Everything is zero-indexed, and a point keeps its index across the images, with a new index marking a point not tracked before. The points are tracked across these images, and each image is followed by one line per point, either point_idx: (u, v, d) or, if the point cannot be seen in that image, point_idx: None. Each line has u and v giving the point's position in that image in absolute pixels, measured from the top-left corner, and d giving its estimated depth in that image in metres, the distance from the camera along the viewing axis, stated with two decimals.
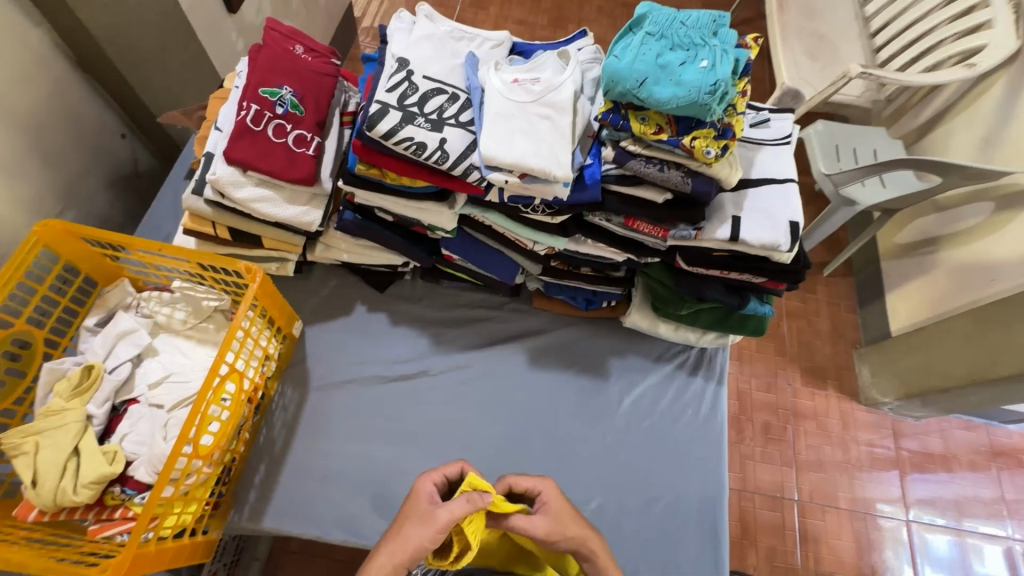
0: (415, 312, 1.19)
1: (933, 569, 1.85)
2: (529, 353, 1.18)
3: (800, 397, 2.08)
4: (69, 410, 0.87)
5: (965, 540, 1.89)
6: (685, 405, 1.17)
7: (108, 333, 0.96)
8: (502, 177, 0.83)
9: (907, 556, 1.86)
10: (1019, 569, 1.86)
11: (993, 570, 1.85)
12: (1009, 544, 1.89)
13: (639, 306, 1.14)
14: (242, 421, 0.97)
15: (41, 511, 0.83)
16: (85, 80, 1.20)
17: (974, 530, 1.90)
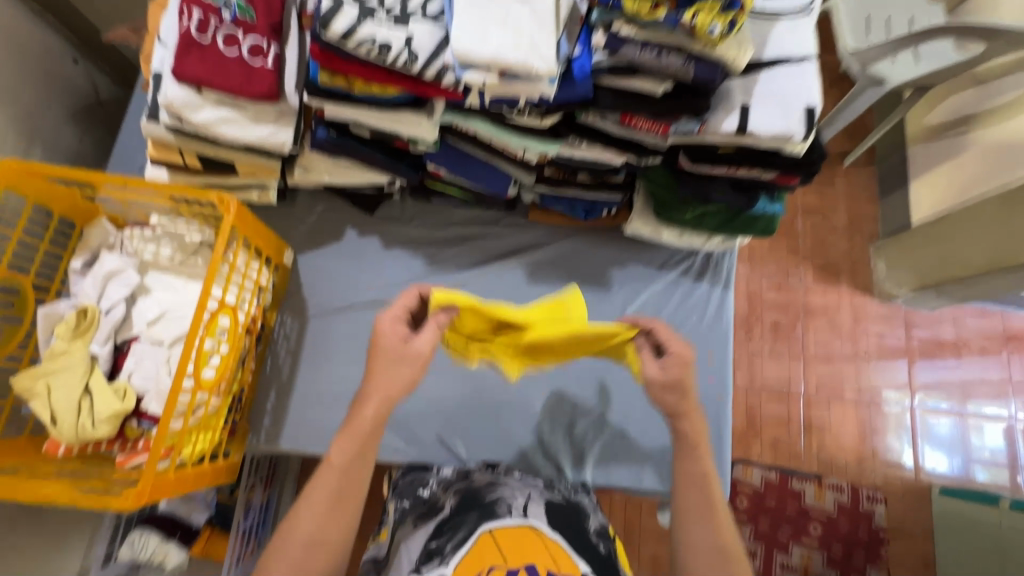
0: (408, 234, 1.15)
1: (934, 449, 1.92)
2: (527, 268, 1.15)
3: (811, 294, 2.05)
4: (73, 352, 0.89)
5: (968, 421, 1.93)
6: (689, 310, 1.14)
7: (97, 274, 0.95)
8: (479, 78, 0.74)
9: (908, 438, 1.93)
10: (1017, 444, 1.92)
11: (990, 444, 1.92)
12: (1011, 424, 1.93)
13: (641, 212, 1.08)
14: (244, 352, 0.98)
15: (68, 445, 0.88)
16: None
17: (979, 410, 1.94)
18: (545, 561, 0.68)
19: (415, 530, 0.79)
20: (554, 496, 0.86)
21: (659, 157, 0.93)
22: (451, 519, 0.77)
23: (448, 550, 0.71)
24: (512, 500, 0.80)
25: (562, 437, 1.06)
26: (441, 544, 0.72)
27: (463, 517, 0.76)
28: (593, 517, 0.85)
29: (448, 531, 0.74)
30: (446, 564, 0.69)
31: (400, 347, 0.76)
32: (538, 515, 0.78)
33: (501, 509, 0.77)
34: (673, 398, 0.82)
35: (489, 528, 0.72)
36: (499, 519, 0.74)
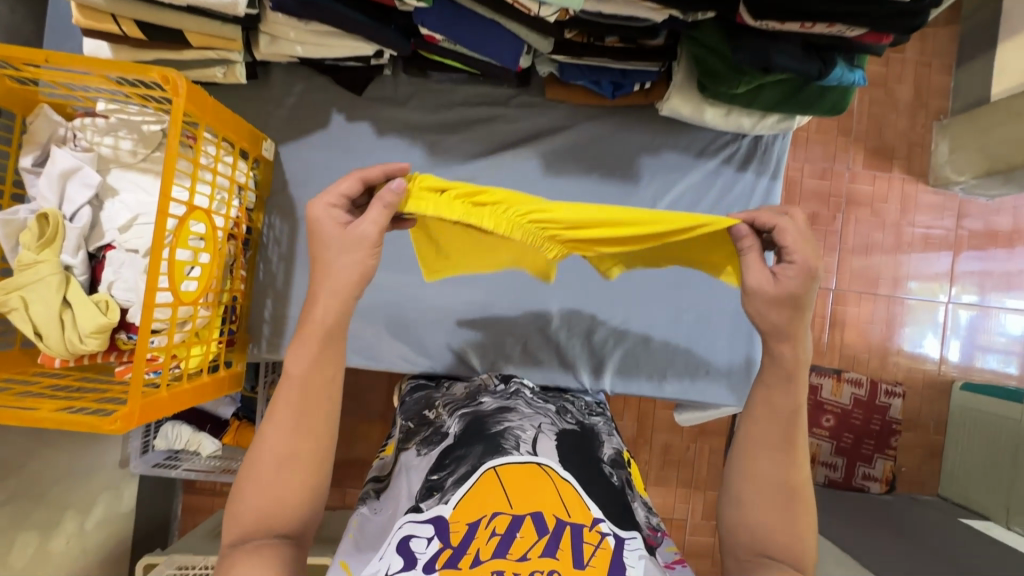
0: (404, 118, 0.99)
1: (961, 343, 1.86)
2: (543, 158, 1.00)
3: (857, 181, 1.85)
4: (43, 264, 0.80)
5: (991, 313, 1.86)
6: (729, 205, 1.00)
7: (50, 174, 0.82)
8: None
9: (936, 332, 1.85)
10: None
11: (1015, 329, 1.86)
12: None
13: (682, 87, 0.89)
14: (230, 259, 0.88)
15: (63, 358, 0.83)
16: None
17: (1005, 304, 1.86)
18: (553, 508, 0.64)
19: (418, 456, 0.77)
20: (565, 424, 0.83)
21: (711, 11, 0.74)
22: (454, 450, 0.74)
23: (448, 486, 0.68)
24: (521, 433, 0.75)
25: (581, 345, 1.00)
26: (442, 478, 0.70)
27: (467, 451, 0.73)
28: (606, 444, 0.83)
29: (450, 465, 0.72)
30: (445, 501, 0.67)
31: (334, 232, 0.68)
32: (548, 453, 0.73)
33: (508, 443, 0.73)
34: (781, 314, 0.70)
35: (493, 467, 0.69)
36: (504, 456, 0.70)
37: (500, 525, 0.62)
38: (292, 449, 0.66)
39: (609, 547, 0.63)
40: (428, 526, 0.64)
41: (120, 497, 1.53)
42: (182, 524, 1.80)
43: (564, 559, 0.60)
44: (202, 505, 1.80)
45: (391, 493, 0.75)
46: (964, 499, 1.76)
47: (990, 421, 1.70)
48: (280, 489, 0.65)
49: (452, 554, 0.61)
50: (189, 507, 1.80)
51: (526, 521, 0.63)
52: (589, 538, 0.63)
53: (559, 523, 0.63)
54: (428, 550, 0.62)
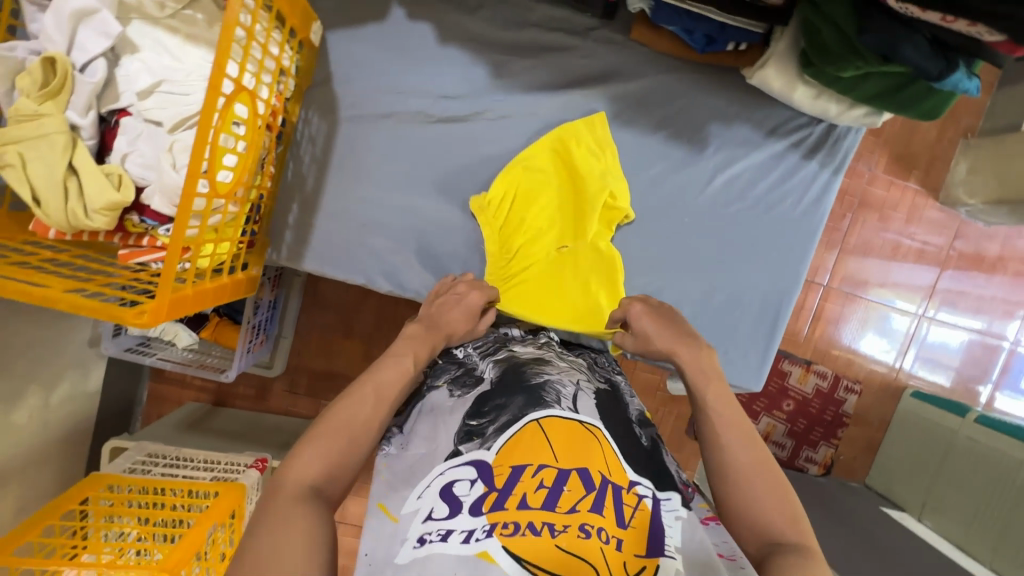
0: (471, 28, 0.88)
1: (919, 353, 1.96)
2: (612, 105, 0.93)
3: (874, 185, 1.86)
4: (46, 118, 0.68)
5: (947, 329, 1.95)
6: (786, 193, 0.98)
7: (57, 10, 0.68)
8: None
9: (901, 341, 1.94)
10: (992, 362, 1.98)
11: (957, 345, 1.96)
12: (994, 343, 1.97)
13: (782, 58, 0.83)
14: (264, 151, 0.80)
15: (59, 231, 0.74)
16: None
17: (959, 321, 1.95)
18: (598, 465, 0.64)
19: (451, 398, 0.75)
20: (598, 383, 0.82)
21: None
22: (493, 398, 0.72)
23: (489, 433, 0.67)
24: (561, 388, 0.74)
25: None
26: (483, 425, 0.69)
27: (508, 400, 0.71)
28: (631, 404, 0.82)
29: (490, 412, 0.70)
30: (487, 448, 0.66)
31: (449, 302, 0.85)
32: (588, 411, 0.72)
33: (550, 397, 0.71)
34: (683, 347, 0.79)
35: (537, 419, 0.67)
36: (546, 409, 0.69)
37: (548, 477, 0.62)
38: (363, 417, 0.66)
39: (647, 508, 0.63)
40: (470, 469, 0.64)
41: (86, 377, 1.46)
42: (145, 413, 1.75)
43: (609, 516, 0.61)
44: (168, 396, 1.75)
45: (417, 431, 0.72)
46: (887, 491, 1.90)
47: (928, 426, 1.81)
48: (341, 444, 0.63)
49: (497, 498, 0.61)
50: (154, 395, 1.75)
51: (571, 475, 0.63)
52: (627, 500, 0.63)
53: (602, 482, 0.63)
54: (473, 492, 0.62)
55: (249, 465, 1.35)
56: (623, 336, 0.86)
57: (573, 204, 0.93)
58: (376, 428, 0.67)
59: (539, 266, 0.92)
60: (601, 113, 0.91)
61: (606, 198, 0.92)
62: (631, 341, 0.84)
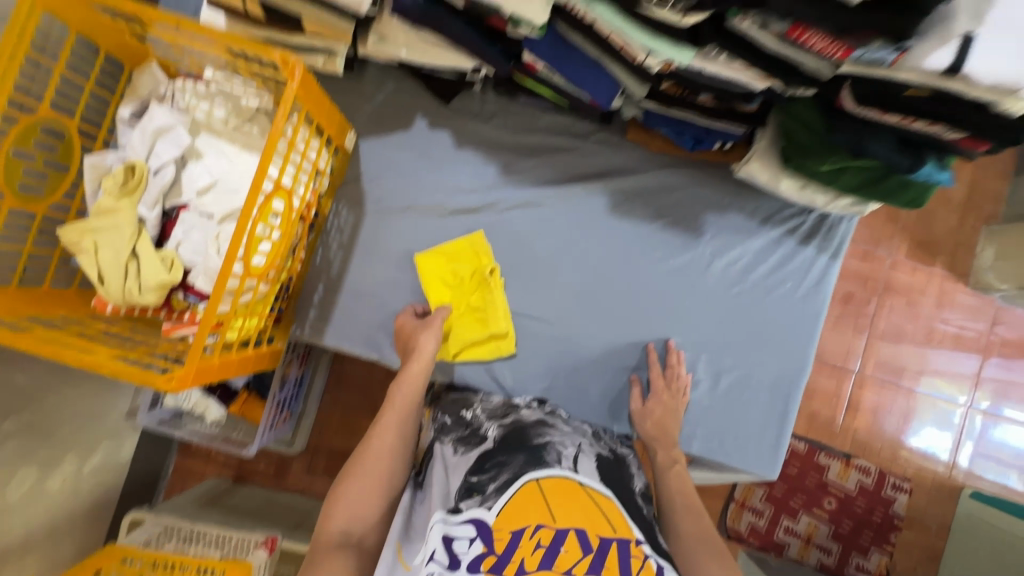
0: (485, 134, 1.01)
1: (973, 446, 1.81)
2: (612, 197, 1.01)
3: (897, 270, 1.84)
4: (120, 212, 0.82)
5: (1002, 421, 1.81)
6: (785, 276, 1.01)
7: (144, 128, 0.85)
8: None
9: (952, 430, 1.81)
10: None
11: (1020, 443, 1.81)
12: None
13: (764, 153, 0.90)
14: (296, 240, 0.90)
15: (115, 306, 0.84)
16: None
17: (1015, 415, 1.82)
18: (598, 526, 0.65)
19: (456, 454, 0.78)
20: (602, 449, 0.82)
21: (812, 88, 0.76)
22: (495, 456, 0.74)
23: (490, 491, 0.68)
24: (562, 448, 0.75)
25: (619, 386, 1.01)
26: (483, 481, 0.70)
27: (509, 459, 0.73)
28: (637, 476, 0.82)
29: (491, 470, 0.72)
30: (487, 507, 0.66)
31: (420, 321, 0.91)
32: (588, 472, 0.73)
33: (550, 456, 0.73)
34: (648, 427, 0.94)
35: (535, 478, 0.68)
36: (546, 469, 0.70)
37: (545, 538, 0.62)
38: (380, 462, 0.74)
39: (652, 568, 0.63)
40: (469, 527, 0.65)
41: (120, 447, 1.53)
42: (169, 486, 1.78)
43: None
44: (192, 470, 1.79)
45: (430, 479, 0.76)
46: None
47: (997, 536, 1.61)
48: (364, 485, 0.72)
49: (496, 561, 0.61)
50: (179, 470, 1.79)
51: (569, 535, 0.63)
52: (634, 554, 0.63)
53: (603, 541, 0.63)
54: (471, 550, 0.62)
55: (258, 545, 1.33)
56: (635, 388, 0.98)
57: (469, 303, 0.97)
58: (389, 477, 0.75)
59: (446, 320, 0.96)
60: (479, 231, 0.98)
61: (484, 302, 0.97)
62: (638, 402, 0.96)
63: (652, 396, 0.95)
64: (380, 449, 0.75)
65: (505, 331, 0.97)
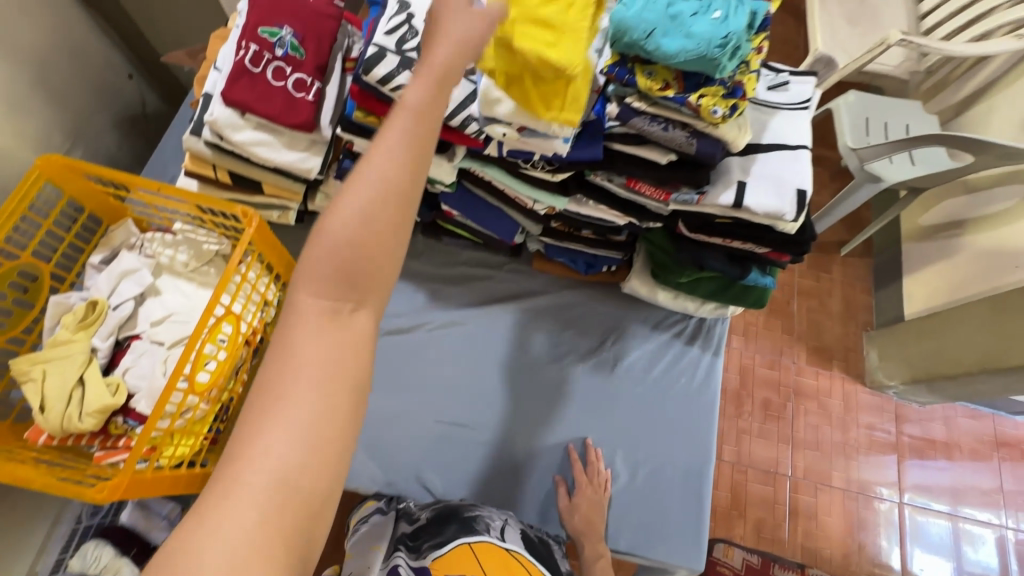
0: (414, 267, 1.19)
1: (924, 553, 1.63)
2: (525, 314, 1.19)
3: (803, 375, 1.81)
4: (75, 342, 0.91)
5: (960, 525, 1.66)
6: (679, 372, 1.16)
7: (112, 272, 0.98)
8: (500, 130, 0.82)
9: (896, 538, 1.65)
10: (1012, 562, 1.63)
11: (985, 559, 1.63)
12: (1001, 533, 1.66)
13: (639, 271, 1.14)
14: (240, 362, 1.00)
15: (50, 435, 0.87)
16: (99, 29, 1.18)
17: (968, 514, 1.67)
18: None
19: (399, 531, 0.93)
20: (529, 529, 0.96)
21: (658, 222, 1.00)
22: (432, 529, 0.89)
23: (424, 549, 0.84)
24: (491, 520, 0.90)
25: (547, 488, 1.07)
26: (418, 545, 0.85)
27: (443, 528, 0.88)
28: (561, 560, 0.94)
29: (427, 536, 0.88)
30: (420, 559, 0.81)
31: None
32: (512, 539, 0.87)
33: (480, 526, 0.87)
34: (576, 520, 1.00)
35: (468, 542, 0.82)
36: (477, 534, 0.85)
37: None
38: (379, 228, 0.47)
39: None
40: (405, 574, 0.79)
41: None
42: None
43: None
44: None
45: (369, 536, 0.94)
46: None
47: None
48: (374, 244, 0.47)
49: None
50: None
51: None
52: None
53: None
54: None
55: None
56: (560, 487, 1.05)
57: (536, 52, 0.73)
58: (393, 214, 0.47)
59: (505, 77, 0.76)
60: None
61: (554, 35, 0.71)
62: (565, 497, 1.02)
63: (577, 491, 1.02)
64: (369, 201, 0.47)
65: (577, 75, 0.72)
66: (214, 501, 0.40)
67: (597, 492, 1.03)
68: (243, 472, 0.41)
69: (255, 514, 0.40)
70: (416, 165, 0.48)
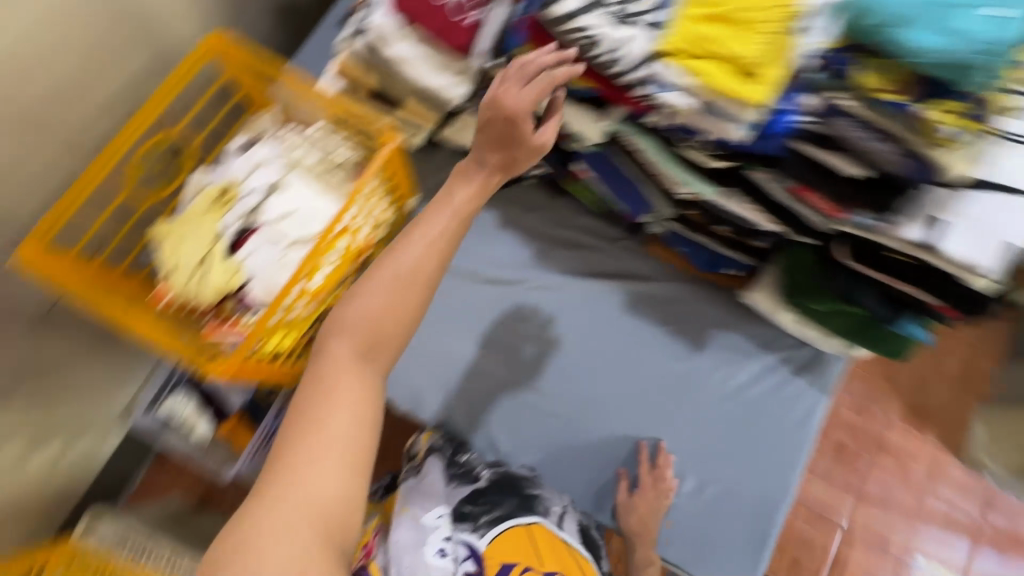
0: (526, 221, 1.15)
1: None
2: (627, 297, 1.12)
3: (890, 430, 1.58)
4: (205, 219, 0.96)
5: None
6: (776, 401, 1.07)
7: (249, 159, 1.01)
8: (680, 101, 0.73)
9: None
10: None
11: None
12: None
13: (767, 285, 1.03)
14: (345, 276, 1.01)
15: (172, 300, 0.93)
16: None
17: None
18: (566, 564, 0.96)
19: (451, 485, 1.01)
20: (574, 512, 1.05)
21: (813, 239, 0.90)
22: (490, 497, 0.99)
23: (482, 523, 0.96)
24: (550, 505, 1.02)
25: (607, 478, 1.07)
26: (477, 513, 0.97)
27: (502, 500, 0.98)
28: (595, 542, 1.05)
29: (485, 505, 0.98)
30: (479, 537, 0.94)
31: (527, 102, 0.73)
32: (567, 526, 1.02)
33: (540, 508, 1.00)
34: (631, 519, 1.03)
35: (526, 525, 0.97)
36: (535, 518, 0.98)
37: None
38: (395, 300, 0.71)
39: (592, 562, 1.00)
40: (464, 547, 0.92)
41: (100, 444, 1.47)
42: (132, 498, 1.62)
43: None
44: (160, 485, 1.65)
45: (427, 477, 1.02)
46: None
47: None
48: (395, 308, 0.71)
49: None
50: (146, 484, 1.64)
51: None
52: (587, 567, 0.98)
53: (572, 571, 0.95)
54: (465, 565, 0.91)
55: None
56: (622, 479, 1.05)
57: (718, 32, 0.69)
58: (420, 282, 0.72)
59: (680, 51, 0.72)
60: None
61: (740, 21, 0.68)
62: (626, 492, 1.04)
63: (640, 491, 1.02)
64: (391, 285, 0.71)
65: (751, 65, 0.68)
66: (264, 498, 0.60)
67: (658, 497, 1.02)
68: (290, 478, 0.61)
69: (297, 512, 0.59)
70: (481, 198, 0.76)
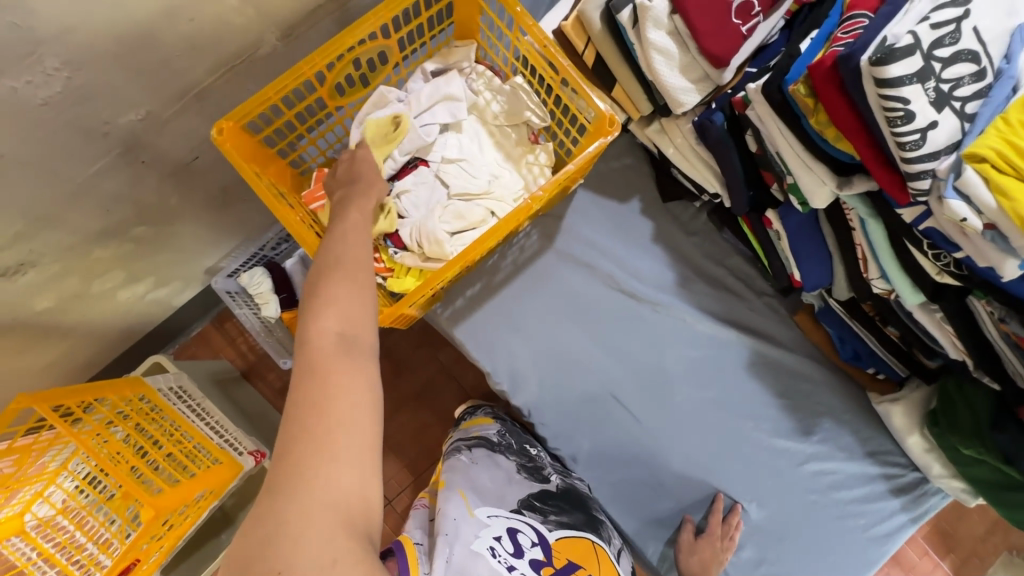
0: (679, 243, 1.09)
1: None
2: (753, 356, 1.06)
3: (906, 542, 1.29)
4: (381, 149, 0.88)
5: None
6: (862, 512, 1.03)
7: (437, 89, 0.93)
8: (963, 213, 0.62)
9: None
10: None
11: None
12: None
13: (909, 402, 0.99)
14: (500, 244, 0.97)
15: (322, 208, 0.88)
16: None
17: None
18: None
19: (519, 474, 0.91)
20: (625, 552, 0.93)
21: (997, 385, 0.81)
22: (556, 499, 0.89)
23: (550, 518, 0.82)
24: (612, 535, 0.91)
25: (669, 515, 1.05)
26: (544, 509, 0.84)
27: (569, 508, 0.88)
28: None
29: (552, 506, 0.86)
30: (547, 527, 0.80)
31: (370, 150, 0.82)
32: (623, 563, 0.89)
33: (604, 532, 0.88)
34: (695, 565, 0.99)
35: (593, 540, 0.82)
36: (600, 538, 0.85)
37: None
38: (357, 285, 0.63)
39: None
40: (532, 534, 0.78)
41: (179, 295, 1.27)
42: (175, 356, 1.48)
43: None
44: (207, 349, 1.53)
45: (483, 458, 0.91)
46: None
47: None
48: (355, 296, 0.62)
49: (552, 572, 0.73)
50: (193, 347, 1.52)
51: None
52: None
53: None
54: (533, 551, 0.75)
55: (246, 452, 1.11)
56: (684, 524, 1.03)
57: None
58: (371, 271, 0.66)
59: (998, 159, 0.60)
60: None
61: None
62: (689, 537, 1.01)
63: (706, 533, 1.01)
64: (345, 274, 0.64)
65: None
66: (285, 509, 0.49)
67: (721, 553, 1.00)
68: (310, 481, 0.50)
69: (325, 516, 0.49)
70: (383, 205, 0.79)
